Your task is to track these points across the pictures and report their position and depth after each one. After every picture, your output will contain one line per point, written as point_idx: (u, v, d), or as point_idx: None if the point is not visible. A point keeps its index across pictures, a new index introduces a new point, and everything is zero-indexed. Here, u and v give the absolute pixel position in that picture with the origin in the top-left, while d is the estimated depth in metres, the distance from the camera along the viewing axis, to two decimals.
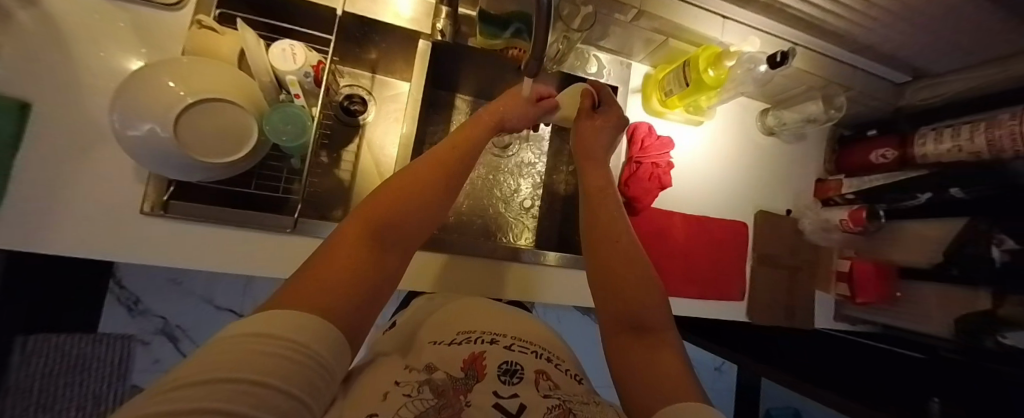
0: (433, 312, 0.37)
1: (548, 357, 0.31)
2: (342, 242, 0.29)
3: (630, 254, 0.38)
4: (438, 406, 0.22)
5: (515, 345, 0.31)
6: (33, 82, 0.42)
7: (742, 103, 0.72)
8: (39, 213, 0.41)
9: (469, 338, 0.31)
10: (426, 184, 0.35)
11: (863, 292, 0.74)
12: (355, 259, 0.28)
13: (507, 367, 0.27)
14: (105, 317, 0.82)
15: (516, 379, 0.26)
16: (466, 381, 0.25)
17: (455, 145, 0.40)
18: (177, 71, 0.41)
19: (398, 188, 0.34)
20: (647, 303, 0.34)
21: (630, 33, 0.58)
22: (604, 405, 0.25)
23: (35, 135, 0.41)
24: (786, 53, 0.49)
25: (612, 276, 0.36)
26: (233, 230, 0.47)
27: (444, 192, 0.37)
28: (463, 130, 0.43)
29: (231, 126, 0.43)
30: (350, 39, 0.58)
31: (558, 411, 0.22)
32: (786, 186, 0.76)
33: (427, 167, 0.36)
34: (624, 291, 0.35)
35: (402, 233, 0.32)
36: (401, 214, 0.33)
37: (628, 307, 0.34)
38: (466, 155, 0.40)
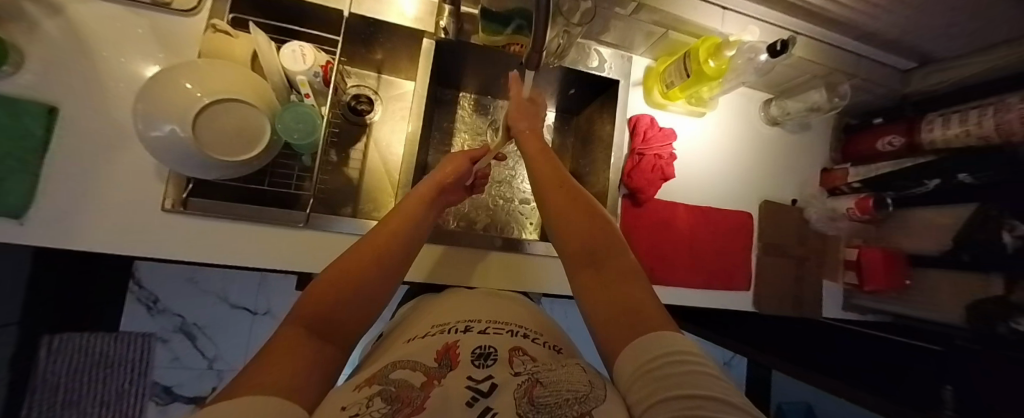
0: (414, 320, 0.39)
1: (523, 334, 0.33)
2: (285, 335, 0.25)
3: (594, 213, 0.40)
4: (393, 411, 0.19)
5: (489, 328, 0.33)
6: (62, 87, 0.44)
7: (743, 94, 0.72)
8: (68, 212, 0.43)
9: (443, 329, 0.33)
10: (363, 269, 0.34)
11: (873, 280, 0.72)
12: (303, 343, 0.25)
13: (480, 352, 0.28)
14: (127, 316, 0.86)
15: (490, 360, 0.27)
16: (441, 369, 0.26)
17: (390, 227, 0.40)
18: (191, 73, 0.42)
19: (336, 279, 0.32)
20: (616, 254, 0.36)
21: (631, 27, 0.58)
22: (573, 366, 0.26)
23: (62, 137, 0.44)
24: (786, 42, 0.49)
25: (584, 237, 0.37)
26: (249, 225, 0.49)
27: (383, 276, 0.35)
28: (406, 200, 0.44)
29: (245, 125, 0.45)
30: (356, 40, 0.60)
31: (526, 384, 0.23)
32: (791, 176, 0.76)
33: (362, 256, 0.35)
34: (597, 248, 0.36)
35: (350, 321, 0.30)
36: (346, 305, 0.31)
37: (597, 256, 0.36)
38: (407, 237, 0.40)
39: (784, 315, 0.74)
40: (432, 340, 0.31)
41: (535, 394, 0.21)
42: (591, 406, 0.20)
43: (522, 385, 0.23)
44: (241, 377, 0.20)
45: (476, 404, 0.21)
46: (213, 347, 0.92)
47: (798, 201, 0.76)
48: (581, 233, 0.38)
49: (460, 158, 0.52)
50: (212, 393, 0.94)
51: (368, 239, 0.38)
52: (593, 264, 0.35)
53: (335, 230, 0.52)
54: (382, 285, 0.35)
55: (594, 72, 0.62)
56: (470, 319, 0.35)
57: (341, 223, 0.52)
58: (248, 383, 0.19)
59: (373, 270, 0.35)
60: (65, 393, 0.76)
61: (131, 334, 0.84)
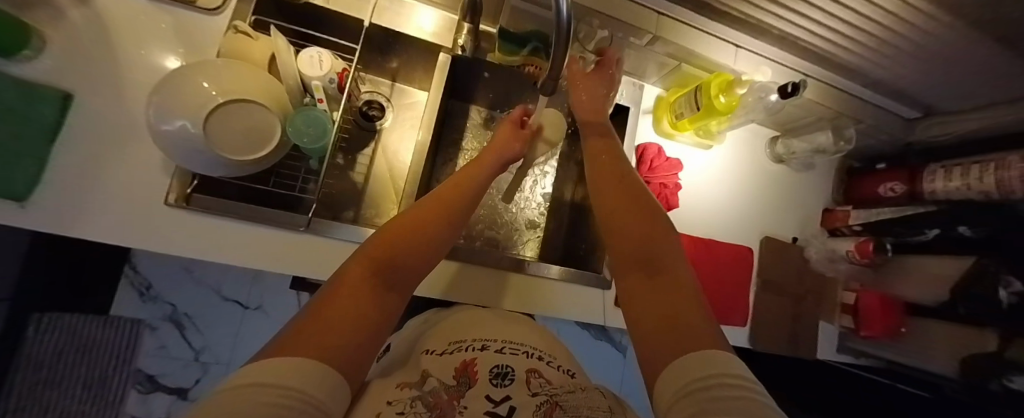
0: (433, 326, 0.40)
1: (538, 356, 0.34)
2: (351, 274, 0.27)
3: (647, 220, 0.39)
4: None
5: (506, 348, 0.34)
6: (79, 76, 0.45)
7: (751, 130, 0.73)
8: (69, 199, 0.43)
9: (461, 347, 0.33)
10: (436, 221, 0.35)
11: (870, 325, 0.72)
12: (361, 288, 0.26)
13: (497, 370, 0.29)
14: (119, 300, 0.86)
15: (508, 381, 0.28)
16: (460, 387, 0.27)
17: (458, 186, 0.40)
18: (210, 72, 0.43)
19: (410, 222, 0.33)
20: (672, 264, 0.34)
21: (644, 57, 0.60)
22: (591, 391, 0.29)
23: (77, 124, 0.44)
24: (797, 84, 0.50)
25: (637, 239, 0.37)
26: (253, 226, 0.49)
27: (449, 231, 0.36)
28: (471, 165, 0.45)
29: (257, 126, 0.45)
30: (373, 49, 0.61)
31: (546, 407, 0.25)
32: (793, 214, 0.76)
33: (425, 209, 0.35)
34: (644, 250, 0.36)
35: (409, 270, 0.31)
36: (411, 252, 0.31)
37: (648, 256, 0.35)
38: (472, 197, 0.40)
39: (780, 354, 0.73)
40: (450, 358, 0.31)
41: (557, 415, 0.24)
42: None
43: (542, 408, 0.25)
44: (283, 339, 0.21)
45: None
46: (201, 337, 0.91)
47: (798, 238, 0.76)
48: (631, 231, 0.38)
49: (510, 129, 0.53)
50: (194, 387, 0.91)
51: (439, 193, 0.38)
52: (643, 272, 0.34)
53: (335, 236, 0.52)
54: (444, 239, 0.35)
55: None
56: (486, 339, 0.35)
57: (342, 230, 0.52)
58: (284, 353, 0.19)
59: (441, 228, 0.35)
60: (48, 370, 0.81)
61: (122, 320, 0.86)
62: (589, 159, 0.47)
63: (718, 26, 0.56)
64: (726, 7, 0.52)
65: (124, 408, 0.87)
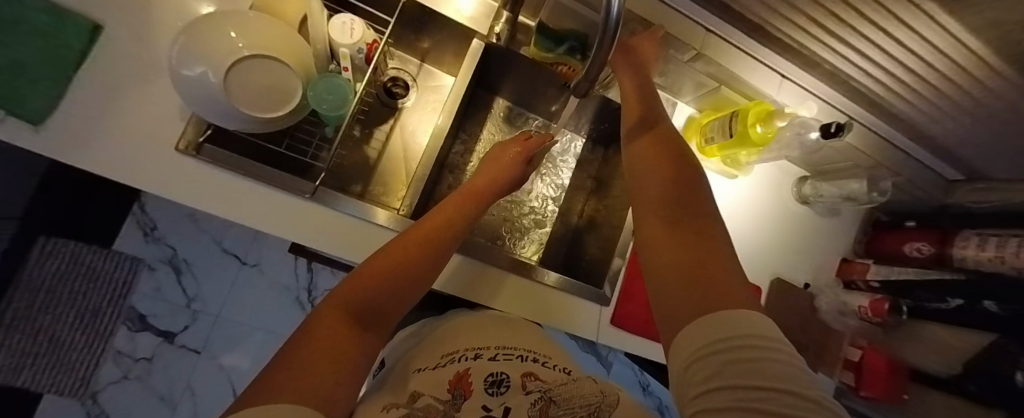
0: (424, 339, 0.39)
1: (533, 359, 0.35)
2: (324, 321, 0.24)
3: (670, 168, 0.35)
4: None
5: (499, 355, 0.34)
6: (112, 9, 0.45)
7: (780, 166, 0.69)
8: (83, 129, 0.42)
9: (454, 358, 0.33)
10: (414, 258, 0.34)
11: (870, 386, 0.69)
12: (341, 334, 0.23)
13: (492, 379, 0.30)
14: (123, 237, 0.88)
15: (503, 389, 0.29)
16: (454, 401, 0.27)
17: (440, 220, 0.39)
18: (239, 22, 0.42)
19: (388, 260, 0.32)
20: (696, 208, 0.31)
21: (682, 73, 0.56)
22: (581, 379, 0.34)
23: (100, 56, 0.44)
24: (841, 125, 0.47)
25: (661, 184, 0.34)
26: (259, 186, 0.48)
27: (428, 268, 0.35)
28: (457, 195, 0.44)
29: (280, 85, 0.45)
30: (408, 27, 0.59)
31: (541, 404, 0.29)
32: (808, 259, 0.73)
33: (408, 246, 0.34)
34: (670, 196, 0.32)
35: (384, 310, 0.29)
36: (387, 293, 0.30)
37: (669, 204, 0.31)
38: (456, 231, 0.40)
39: None
40: (443, 369, 0.31)
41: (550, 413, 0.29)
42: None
43: (537, 405, 0.29)
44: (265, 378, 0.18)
45: None
46: (197, 284, 0.92)
47: (810, 285, 0.73)
48: (658, 181, 0.34)
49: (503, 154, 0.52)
50: (182, 332, 0.92)
51: (419, 225, 0.37)
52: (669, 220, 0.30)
53: (336, 208, 0.51)
54: (422, 277, 0.34)
55: None
56: (479, 346, 0.35)
57: (345, 203, 0.51)
58: (260, 402, 0.14)
59: (419, 264, 0.34)
60: (43, 295, 0.82)
61: (122, 256, 0.88)
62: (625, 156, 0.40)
63: (766, 52, 0.54)
64: (779, 33, 0.50)
65: (111, 342, 0.88)
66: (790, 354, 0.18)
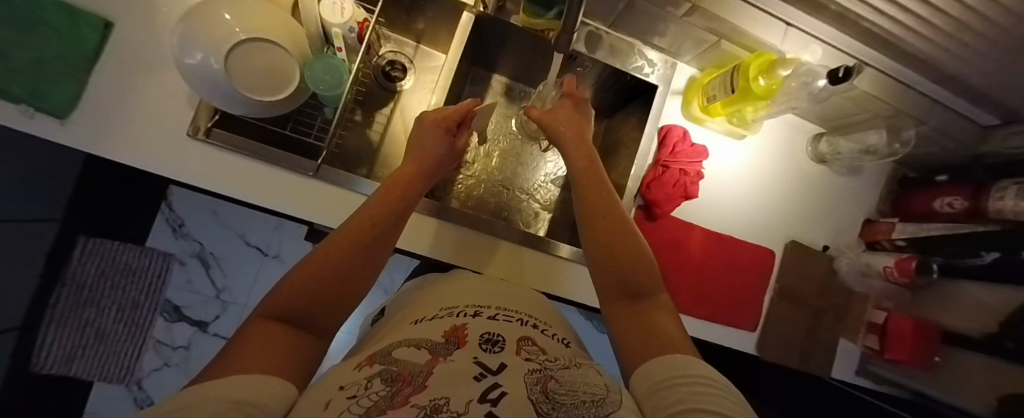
0: (422, 294, 0.42)
1: (533, 324, 0.35)
2: (257, 330, 0.27)
3: (624, 231, 0.44)
4: (391, 393, 0.20)
5: (499, 315, 0.35)
6: (119, 6, 0.48)
7: (789, 122, 0.67)
8: (102, 120, 0.46)
9: (452, 312, 0.35)
10: (344, 258, 0.36)
11: (896, 349, 0.65)
12: (275, 337, 0.27)
13: (488, 337, 0.30)
14: (153, 234, 0.93)
15: (497, 347, 0.28)
16: (447, 346, 0.28)
17: (369, 214, 0.41)
18: (233, 6, 0.44)
19: (313, 268, 0.34)
20: (639, 272, 0.40)
21: (684, 30, 0.55)
22: (586, 368, 0.27)
23: (113, 48, 0.47)
24: (850, 69, 0.44)
25: (621, 247, 0.42)
26: (266, 166, 0.50)
27: (366, 263, 0.38)
28: (387, 187, 0.46)
29: (277, 68, 0.46)
30: (399, 7, 0.59)
31: (540, 378, 0.23)
32: (825, 221, 0.69)
33: (332, 249, 0.36)
34: (622, 260, 0.41)
35: (329, 306, 0.33)
36: (324, 292, 0.33)
37: (627, 271, 0.40)
38: (390, 224, 0.42)
39: (791, 369, 0.68)
40: (441, 323, 0.33)
41: (550, 388, 0.22)
42: (608, 410, 0.20)
43: (534, 377, 0.23)
44: (225, 361, 0.23)
45: (484, 379, 0.22)
46: (223, 276, 0.98)
47: (829, 248, 0.70)
48: (612, 239, 0.43)
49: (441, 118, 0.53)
50: (215, 322, 0.99)
51: (343, 229, 0.39)
52: (623, 297, 0.39)
53: (354, 188, 0.53)
54: (361, 272, 0.37)
55: (641, 76, 0.58)
56: (479, 305, 0.36)
57: (360, 182, 0.53)
58: (224, 375, 0.21)
59: (353, 262, 0.36)
60: (87, 291, 0.90)
61: (155, 252, 0.93)
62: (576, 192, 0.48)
63: None
64: None
65: (151, 332, 0.95)
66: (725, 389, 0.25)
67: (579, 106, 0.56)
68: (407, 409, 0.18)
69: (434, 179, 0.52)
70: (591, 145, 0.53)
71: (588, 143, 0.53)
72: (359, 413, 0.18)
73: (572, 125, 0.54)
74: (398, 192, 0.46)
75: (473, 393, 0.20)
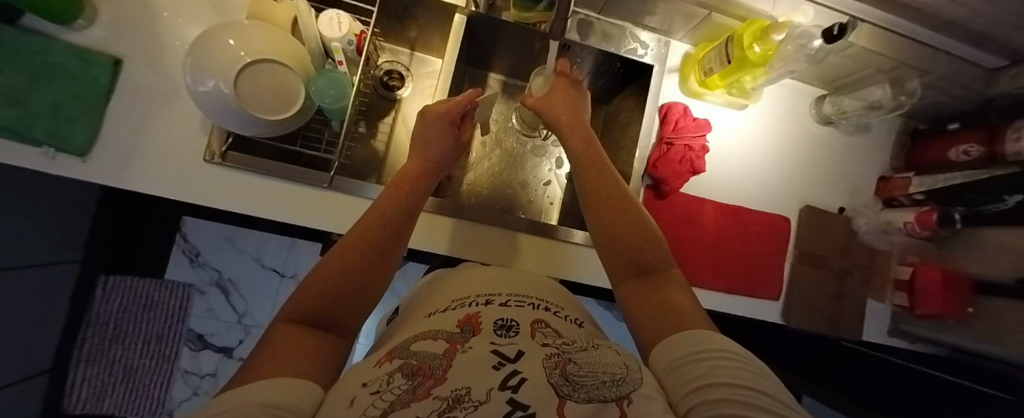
0: (435, 289, 0.43)
1: (545, 307, 0.36)
2: (281, 336, 0.28)
3: (628, 208, 0.44)
4: (412, 387, 0.21)
5: (511, 300, 0.36)
6: (126, 43, 0.50)
7: (787, 86, 0.67)
8: (122, 154, 0.48)
9: (464, 303, 0.36)
10: (356, 259, 0.37)
11: (926, 303, 0.64)
12: (300, 341, 0.28)
13: (502, 323, 0.31)
14: (173, 265, 0.96)
15: (512, 332, 0.29)
16: (463, 334, 0.29)
17: (377, 214, 0.42)
18: (237, 32, 0.45)
19: (329, 272, 0.35)
20: (651, 248, 0.40)
21: (673, 8, 0.56)
22: (605, 348, 0.26)
23: (125, 83, 0.49)
24: (845, 25, 0.44)
25: (628, 223, 0.42)
26: (277, 182, 0.52)
27: (380, 262, 0.39)
28: (393, 187, 0.46)
29: (282, 86, 0.48)
30: (392, 16, 0.61)
31: (558, 360, 0.23)
32: (837, 182, 0.69)
33: (346, 251, 0.37)
34: (632, 237, 0.41)
35: (347, 305, 0.34)
36: (342, 292, 0.34)
37: (639, 247, 0.40)
38: (400, 223, 0.43)
39: (820, 335, 0.67)
40: (454, 313, 0.34)
41: (569, 370, 0.21)
42: (629, 390, 0.19)
43: (552, 360, 0.23)
44: (252, 368, 0.24)
45: (503, 367, 0.22)
46: (243, 301, 1.00)
47: (846, 209, 0.69)
48: (619, 217, 0.43)
49: (440, 116, 0.54)
50: (239, 346, 1.01)
51: (354, 231, 0.39)
52: (635, 274, 0.39)
53: (362, 195, 0.54)
54: (376, 273, 0.38)
55: (636, 57, 0.59)
56: (490, 294, 0.37)
57: (366, 188, 0.54)
58: (250, 382, 0.22)
59: (367, 260, 0.37)
60: (113, 329, 0.92)
61: (174, 284, 0.96)
62: (579, 175, 0.49)
63: None
64: None
65: (178, 363, 0.98)
66: (742, 356, 0.25)
67: (580, 90, 0.57)
68: (430, 401, 0.18)
69: (440, 175, 0.53)
70: (591, 128, 0.53)
71: (587, 125, 0.53)
72: (382, 409, 0.18)
73: (572, 111, 0.54)
74: (405, 190, 0.47)
75: (494, 381, 0.20)
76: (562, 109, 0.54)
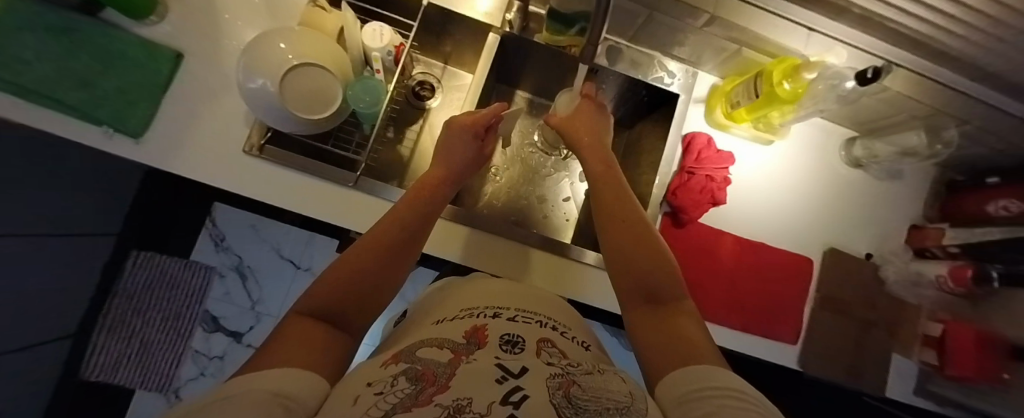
0: (444, 296, 0.44)
1: (553, 326, 0.36)
2: (295, 327, 0.30)
3: (643, 234, 0.44)
4: (415, 391, 0.21)
5: (519, 316, 0.36)
6: (189, 39, 0.54)
7: (815, 125, 0.66)
8: (171, 139, 0.52)
9: (473, 313, 0.36)
10: (373, 260, 0.38)
11: (958, 364, 0.60)
12: (312, 334, 0.29)
13: (508, 338, 0.31)
14: (199, 248, 1.01)
15: (518, 348, 0.29)
16: (469, 346, 0.29)
17: (396, 217, 0.43)
18: (288, 37, 0.49)
19: (345, 270, 0.36)
20: (665, 276, 0.39)
21: (702, 40, 0.57)
22: (609, 374, 0.26)
23: (182, 75, 0.53)
24: (879, 70, 0.44)
25: (642, 249, 0.42)
26: (306, 178, 0.54)
27: (395, 264, 0.40)
28: (413, 192, 0.48)
29: (322, 89, 0.50)
30: (430, 31, 0.64)
31: (561, 381, 0.23)
32: (864, 227, 0.66)
33: (363, 251, 0.38)
34: (645, 264, 0.41)
35: (359, 303, 0.35)
36: (355, 290, 0.35)
37: (651, 274, 0.40)
38: (417, 227, 0.44)
39: (839, 386, 0.63)
40: (462, 323, 0.34)
41: (571, 392, 0.21)
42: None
43: (555, 380, 0.23)
44: (266, 354, 0.26)
45: (505, 382, 0.22)
46: (258, 288, 1.03)
47: (873, 256, 0.67)
48: (633, 242, 0.43)
49: (464, 127, 0.56)
50: (249, 332, 1.03)
51: (372, 232, 0.41)
52: (645, 301, 0.38)
53: (384, 197, 0.56)
54: (389, 275, 0.39)
55: (663, 86, 0.60)
56: (499, 307, 0.38)
57: (388, 191, 0.56)
58: (264, 368, 0.23)
59: (382, 262, 0.39)
60: (137, 302, 0.97)
61: (198, 265, 1.01)
62: (596, 196, 0.49)
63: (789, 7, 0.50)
64: None
65: (191, 342, 1.01)
66: (755, 398, 0.24)
67: (604, 114, 0.58)
68: (431, 407, 0.19)
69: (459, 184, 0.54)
70: (611, 152, 0.54)
71: (608, 150, 0.54)
72: (385, 411, 0.18)
73: (595, 134, 0.55)
74: (425, 196, 0.48)
75: (495, 395, 0.20)
76: (585, 130, 0.55)
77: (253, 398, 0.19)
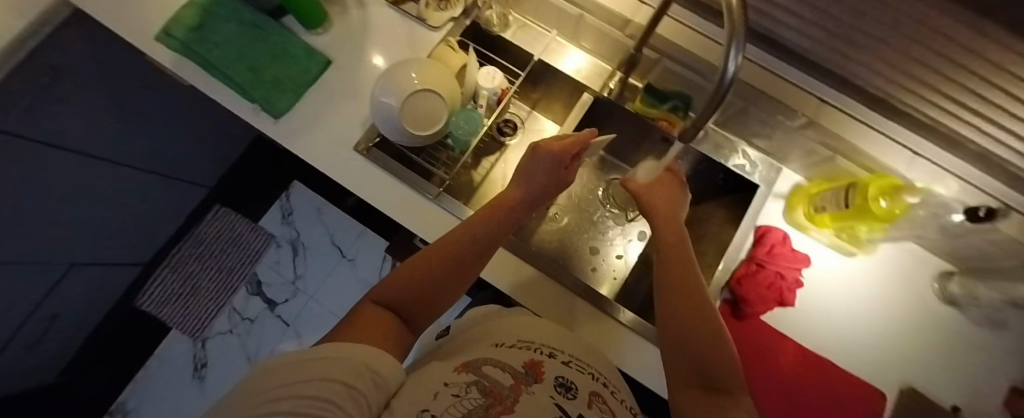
0: (496, 320, 0.45)
1: (602, 382, 0.35)
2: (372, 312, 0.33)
3: (708, 315, 0.43)
4: (486, 405, 0.22)
5: (572, 362, 0.36)
6: (340, 49, 0.65)
7: (902, 248, 0.62)
8: (301, 125, 0.61)
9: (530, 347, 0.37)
10: (441, 268, 0.41)
11: None
12: (387, 324, 0.32)
13: (562, 382, 0.31)
14: (269, 216, 1.13)
15: (573, 395, 0.29)
16: (527, 377, 0.30)
17: (467, 231, 0.46)
18: (421, 67, 0.57)
19: (417, 272, 0.40)
20: (728, 365, 0.38)
21: (792, 138, 0.58)
22: None
23: (325, 77, 0.63)
24: (995, 211, 0.42)
25: (703, 328, 0.41)
26: (395, 182, 0.61)
27: (459, 278, 0.42)
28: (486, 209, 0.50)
29: (431, 112, 0.58)
30: (529, 81, 0.71)
31: None
32: (953, 374, 0.59)
33: (432, 258, 0.41)
34: (706, 346, 0.39)
35: (421, 304, 0.38)
36: (422, 293, 0.38)
37: (711, 358, 0.38)
38: (483, 245, 0.46)
39: None
40: (519, 353, 0.35)
41: None
42: None
43: None
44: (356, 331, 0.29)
45: None
46: (304, 264, 1.11)
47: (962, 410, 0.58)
48: (696, 320, 0.42)
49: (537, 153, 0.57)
50: (283, 304, 1.09)
51: (444, 240, 0.44)
52: (701, 385, 0.37)
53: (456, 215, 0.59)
54: (453, 287, 0.42)
55: (744, 174, 0.61)
56: (554, 348, 0.38)
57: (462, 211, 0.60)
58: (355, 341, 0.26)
59: (449, 272, 0.41)
60: (202, 249, 1.11)
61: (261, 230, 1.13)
62: (661, 266, 0.50)
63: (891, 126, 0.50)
64: (907, 106, 0.48)
65: (231, 299, 1.09)
66: None
67: (680, 187, 0.59)
68: None
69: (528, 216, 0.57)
70: (682, 226, 0.55)
71: (680, 226, 0.54)
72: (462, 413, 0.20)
73: (668, 204, 0.56)
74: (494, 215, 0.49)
75: None
76: (659, 200, 0.57)
77: (349, 365, 0.22)
